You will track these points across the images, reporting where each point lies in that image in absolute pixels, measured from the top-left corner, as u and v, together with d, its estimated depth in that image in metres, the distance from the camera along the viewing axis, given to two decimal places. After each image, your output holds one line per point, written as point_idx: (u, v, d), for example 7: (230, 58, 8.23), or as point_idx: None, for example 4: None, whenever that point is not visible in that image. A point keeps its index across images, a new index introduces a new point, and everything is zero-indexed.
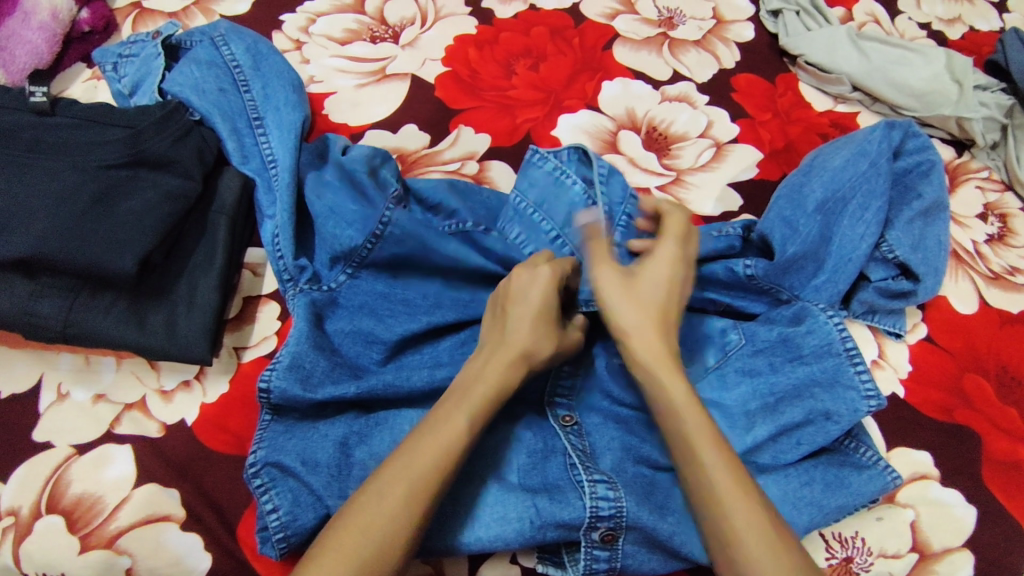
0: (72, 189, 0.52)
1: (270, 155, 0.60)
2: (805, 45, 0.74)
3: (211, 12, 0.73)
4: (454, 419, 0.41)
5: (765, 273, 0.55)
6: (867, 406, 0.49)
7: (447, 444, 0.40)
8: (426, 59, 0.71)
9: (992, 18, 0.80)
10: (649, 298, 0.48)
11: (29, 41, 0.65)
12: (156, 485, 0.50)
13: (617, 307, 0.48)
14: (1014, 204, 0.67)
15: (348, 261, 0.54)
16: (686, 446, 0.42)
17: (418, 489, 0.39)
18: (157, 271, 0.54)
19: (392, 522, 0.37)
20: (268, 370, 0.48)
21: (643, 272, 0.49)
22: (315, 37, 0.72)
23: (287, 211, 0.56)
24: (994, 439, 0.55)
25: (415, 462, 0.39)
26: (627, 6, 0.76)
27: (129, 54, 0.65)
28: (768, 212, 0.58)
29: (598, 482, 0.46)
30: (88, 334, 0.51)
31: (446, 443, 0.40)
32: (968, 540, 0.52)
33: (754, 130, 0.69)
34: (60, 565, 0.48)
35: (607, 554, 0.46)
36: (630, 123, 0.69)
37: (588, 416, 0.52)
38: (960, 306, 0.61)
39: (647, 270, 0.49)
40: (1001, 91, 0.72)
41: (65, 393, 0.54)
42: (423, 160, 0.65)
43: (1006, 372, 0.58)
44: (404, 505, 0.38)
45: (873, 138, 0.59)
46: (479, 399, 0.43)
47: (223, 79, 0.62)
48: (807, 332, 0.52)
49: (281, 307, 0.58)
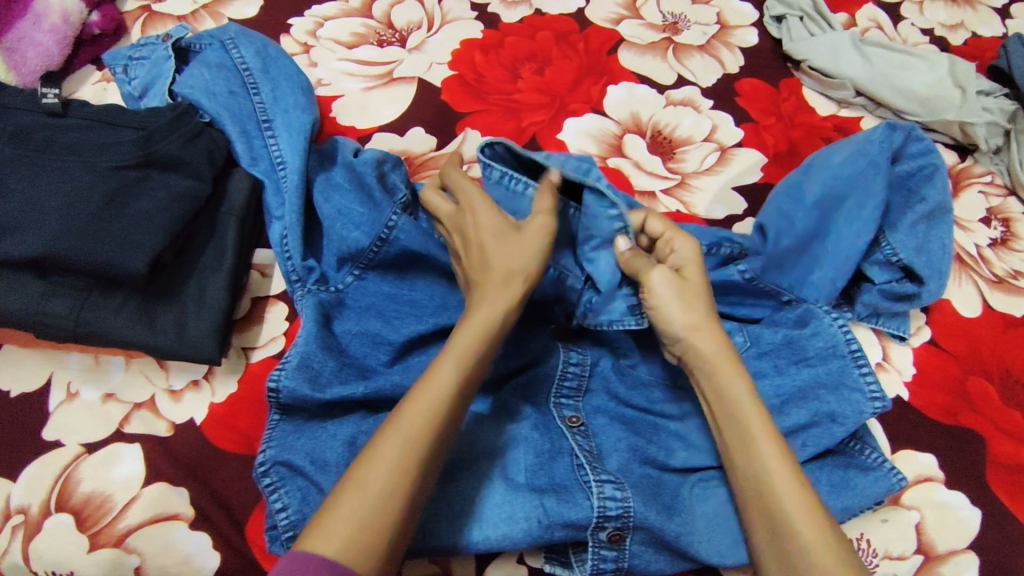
0: (85, 187, 0.53)
1: (280, 158, 0.60)
2: (809, 50, 0.74)
3: (220, 15, 0.73)
4: (448, 359, 0.42)
5: (762, 271, 0.56)
6: (872, 408, 0.49)
7: (445, 382, 0.41)
8: (433, 62, 0.72)
9: (995, 24, 0.80)
10: (700, 294, 0.48)
11: (39, 43, 0.66)
12: (164, 484, 0.51)
13: (676, 310, 0.47)
14: (1017, 209, 0.67)
15: (355, 262, 0.55)
16: (749, 451, 0.42)
17: (421, 428, 0.39)
18: (168, 271, 0.54)
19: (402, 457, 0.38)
20: (278, 369, 0.48)
21: (689, 271, 0.49)
22: (323, 40, 0.73)
23: (295, 214, 0.57)
24: (997, 442, 0.55)
25: (408, 414, 0.39)
26: (632, 11, 0.77)
27: (140, 56, 0.65)
28: (767, 205, 0.60)
29: (604, 483, 0.46)
30: (98, 334, 0.52)
31: (438, 390, 0.41)
32: (973, 542, 0.52)
33: (758, 134, 0.70)
34: (68, 564, 0.48)
35: (614, 554, 0.46)
36: (635, 127, 0.69)
37: (594, 416, 0.52)
38: (964, 309, 0.62)
39: (691, 268, 0.49)
40: (1004, 96, 0.72)
41: (74, 392, 0.54)
42: (429, 163, 0.66)
43: (1010, 375, 0.58)
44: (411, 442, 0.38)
45: (875, 137, 0.58)
46: (465, 343, 0.43)
47: (233, 82, 0.63)
48: (813, 334, 0.53)
49: (289, 308, 0.58)
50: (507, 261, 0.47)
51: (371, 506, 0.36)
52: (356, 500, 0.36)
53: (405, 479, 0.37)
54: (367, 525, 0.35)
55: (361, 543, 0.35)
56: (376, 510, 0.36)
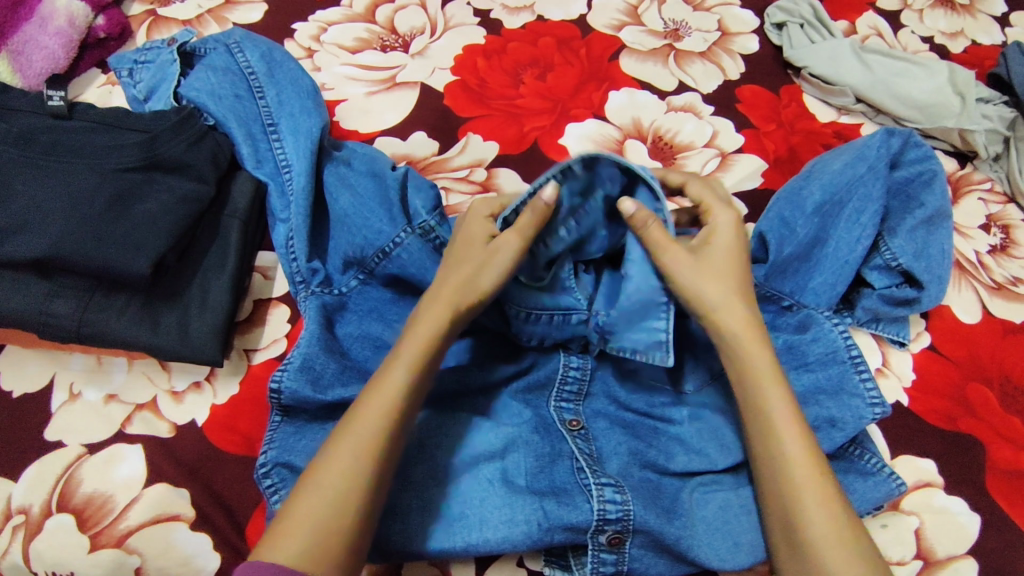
0: (90, 189, 0.53)
1: (284, 161, 0.61)
2: (810, 57, 0.75)
3: (225, 20, 0.74)
4: (396, 367, 0.43)
5: (765, 277, 0.56)
6: (872, 413, 0.49)
7: (394, 389, 0.42)
8: (436, 67, 0.72)
9: (994, 32, 0.81)
10: (724, 270, 0.48)
11: (45, 47, 0.66)
12: (166, 485, 0.51)
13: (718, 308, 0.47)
14: (1016, 216, 0.67)
15: (359, 268, 0.56)
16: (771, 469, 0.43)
17: (373, 423, 0.41)
18: (171, 272, 0.54)
19: (357, 457, 0.40)
20: (279, 370, 0.48)
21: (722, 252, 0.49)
22: (327, 45, 0.73)
23: (302, 216, 0.57)
24: (997, 448, 0.55)
25: (360, 421, 0.41)
26: (633, 17, 0.77)
27: (144, 60, 0.66)
28: (767, 212, 0.59)
29: (605, 486, 0.46)
30: (101, 334, 0.52)
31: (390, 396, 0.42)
32: (972, 548, 0.52)
33: (759, 140, 0.70)
34: (68, 565, 0.48)
35: (614, 557, 0.46)
36: (636, 132, 0.69)
37: (595, 420, 0.52)
38: (964, 316, 0.62)
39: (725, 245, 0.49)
40: (1003, 104, 0.73)
41: (77, 393, 0.54)
42: (433, 167, 0.66)
43: (1010, 381, 0.58)
44: (362, 441, 0.40)
45: (872, 144, 0.59)
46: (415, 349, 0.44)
47: (238, 86, 0.63)
48: (813, 339, 0.53)
49: (291, 310, 0.59)
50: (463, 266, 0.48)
51: (329, 503, 0.38)
52: (317, 499, 0.39)
53: (361, 475, 0.39)
54: (320, 531, 0.38)
55: (315, 539, 0.37)
56: (330, 517, 0.38)
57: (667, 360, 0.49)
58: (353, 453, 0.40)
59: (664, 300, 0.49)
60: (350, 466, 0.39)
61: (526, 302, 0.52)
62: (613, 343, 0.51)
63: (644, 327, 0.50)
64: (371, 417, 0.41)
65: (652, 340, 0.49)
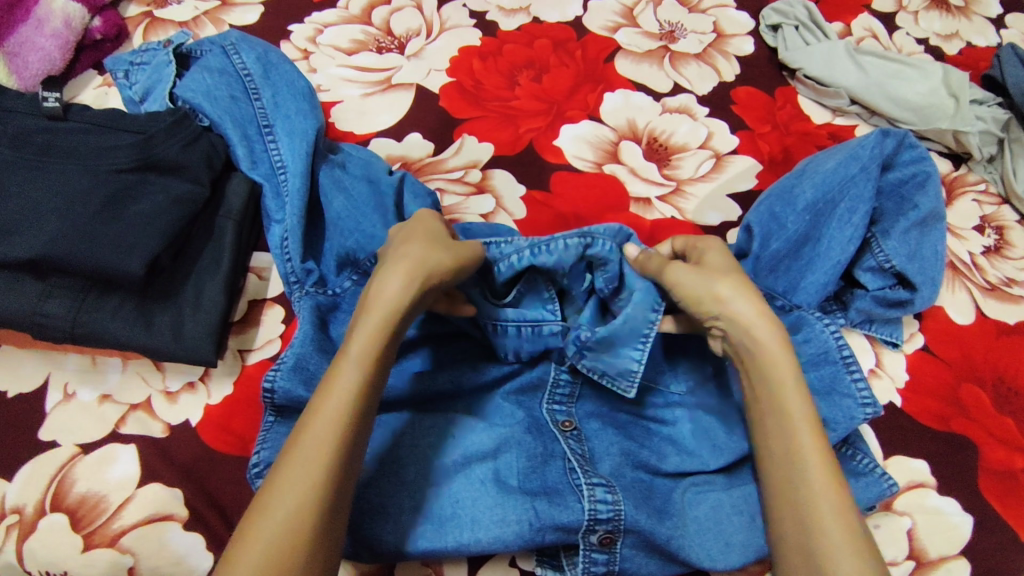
0: (83, 190, 0.53)
1: (279, 162, 0.61)
2: (805, 59, 0.75)
3: (221, 21, 0.74)
4: (348, 361, 0.42)
5: (754, 274, 0.58)
6: (863, 414, 0.49)
7: (347, 385, 0.41)
8: (431, 69, 0.72)
9: (990, 34, 0.81)
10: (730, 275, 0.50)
11: (41, 48, 0.67)
12: (160, 485, 0.51)
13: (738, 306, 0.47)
14: (1011, 217, 0.68)
15: (354, 269, 0.56)
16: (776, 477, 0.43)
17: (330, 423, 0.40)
18: (165, 273, 0.55)
19: (318, 446, 0.39)
20: (272, 371, 0.48)
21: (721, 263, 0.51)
22: (323, 47, 0.74)
23: (296, 217, 0.57)
24: (990, 448, 0.56)
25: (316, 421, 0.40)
26: (629, 19, 0.78)
27: (141, 61, 0.66)
28: (758, 207, 0.60)
29: (596, 486, 0.47)
30: (95, 335, 0.52)
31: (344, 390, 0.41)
32: (964, 548, 0.52)
33: (753, 141, 0.70)
34: (62, 564, 0.48)
35: (605, 557, 0.47)
36: (631, 134, 0.70)
37: (587, 421, 0.52)
38: (958, 316, 0.62)
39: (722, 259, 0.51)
40: (997, 105, 0.73)
41: (71, 393, 0.54)
42: (426, 168, 0.67)
43: (1003, 383, 0.59)
44: (322, 429, 0.40)
45: (867, 144, 0.59)
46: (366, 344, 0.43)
47: (234, 87, 0.64)
48: (804, 341, 0.53)
49: (285, 310, 0.59)
50: (412, 249, 0.48)
51: (294, 498, 0.37)
52: (283, 494, 0.38)
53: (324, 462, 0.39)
54: (282, 531, 0.36)
55: (278, 540, 0.36)
56: (292, 516, 0.37)
57: (630, 392, 0.50)
58: (314, 443, 0.39)
59: (647, 334, 0.50)
60: (311, 457, 0.39)
61: (495, 313, 0.52)
62: (585, 362, 0.51)
63: (616, 354, 0.51)
64: (329, 403, 0.41)
65: (622, 369, 0.51)
